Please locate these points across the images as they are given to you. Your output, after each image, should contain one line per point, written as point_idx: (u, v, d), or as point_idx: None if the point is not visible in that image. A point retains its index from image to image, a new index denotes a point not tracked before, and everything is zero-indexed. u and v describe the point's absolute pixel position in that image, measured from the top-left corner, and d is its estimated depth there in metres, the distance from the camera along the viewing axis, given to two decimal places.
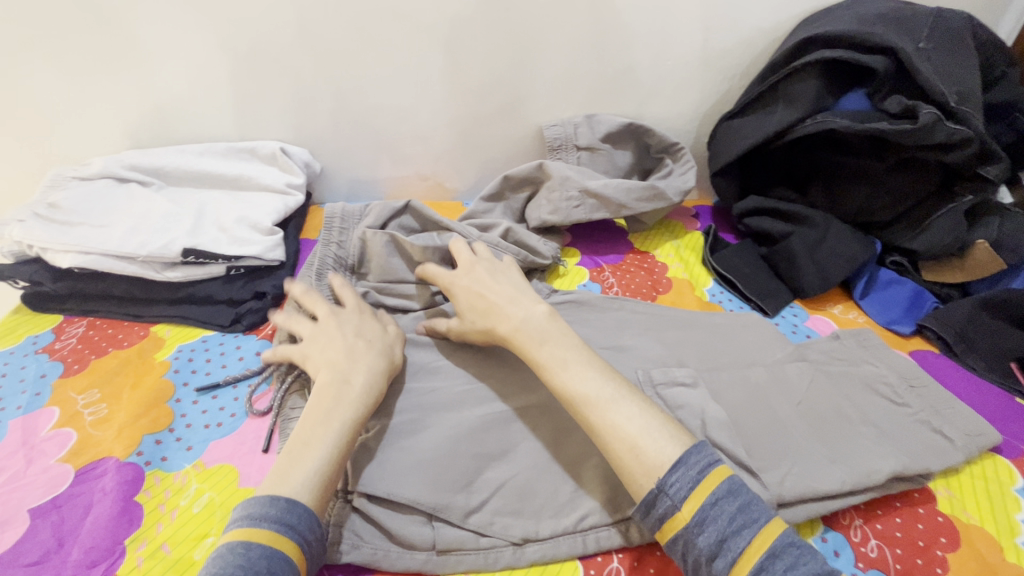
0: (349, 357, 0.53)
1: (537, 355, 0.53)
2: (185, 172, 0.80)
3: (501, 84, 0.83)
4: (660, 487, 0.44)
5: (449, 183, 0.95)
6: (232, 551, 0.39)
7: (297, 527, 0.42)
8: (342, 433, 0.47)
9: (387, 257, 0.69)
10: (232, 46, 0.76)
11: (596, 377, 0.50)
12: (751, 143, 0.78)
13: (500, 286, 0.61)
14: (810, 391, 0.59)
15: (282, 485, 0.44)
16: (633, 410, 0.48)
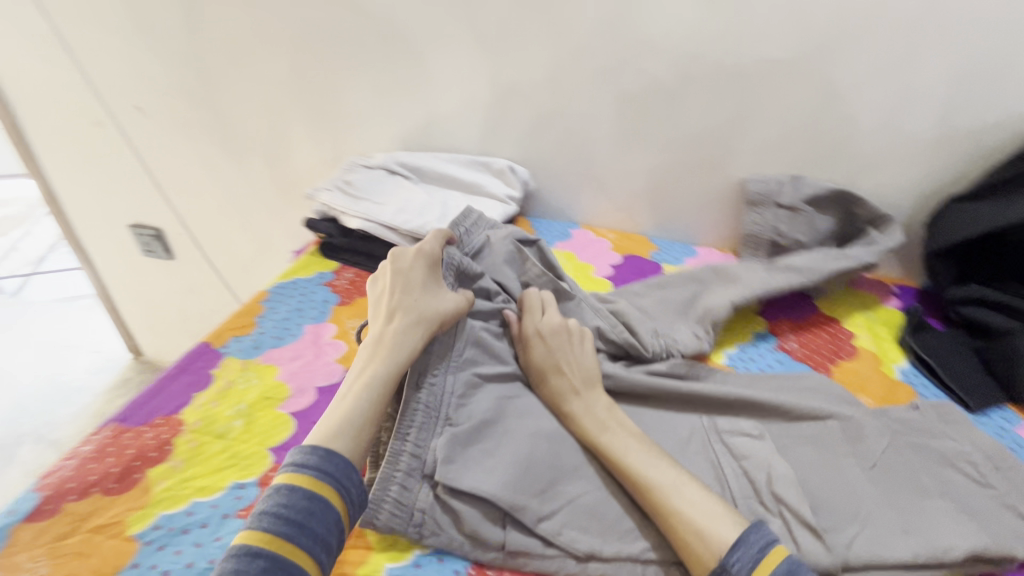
0: (407, 321, 0.61)
1: (598, 441, 0.58)
2: (436, 173, 1.01)
3: (713, 137, 0.90)
4: (720, 565, 0.47)
5: (639, 219, 1.03)
6: (279, 491, 0.46)
7: (328, 473, 0.48)
8: (375, 391, 0.55)
9: (502, 260, 0.77)
10: (497, 82, 0.96)
11: (662, 467, 0.55)
12: (984, 229, 0.76)
13: (577, 361, 0.65)
14: (887, 456, 0.60)
15: (335, 441, 0.50)
16: (697, 496, 0.52)
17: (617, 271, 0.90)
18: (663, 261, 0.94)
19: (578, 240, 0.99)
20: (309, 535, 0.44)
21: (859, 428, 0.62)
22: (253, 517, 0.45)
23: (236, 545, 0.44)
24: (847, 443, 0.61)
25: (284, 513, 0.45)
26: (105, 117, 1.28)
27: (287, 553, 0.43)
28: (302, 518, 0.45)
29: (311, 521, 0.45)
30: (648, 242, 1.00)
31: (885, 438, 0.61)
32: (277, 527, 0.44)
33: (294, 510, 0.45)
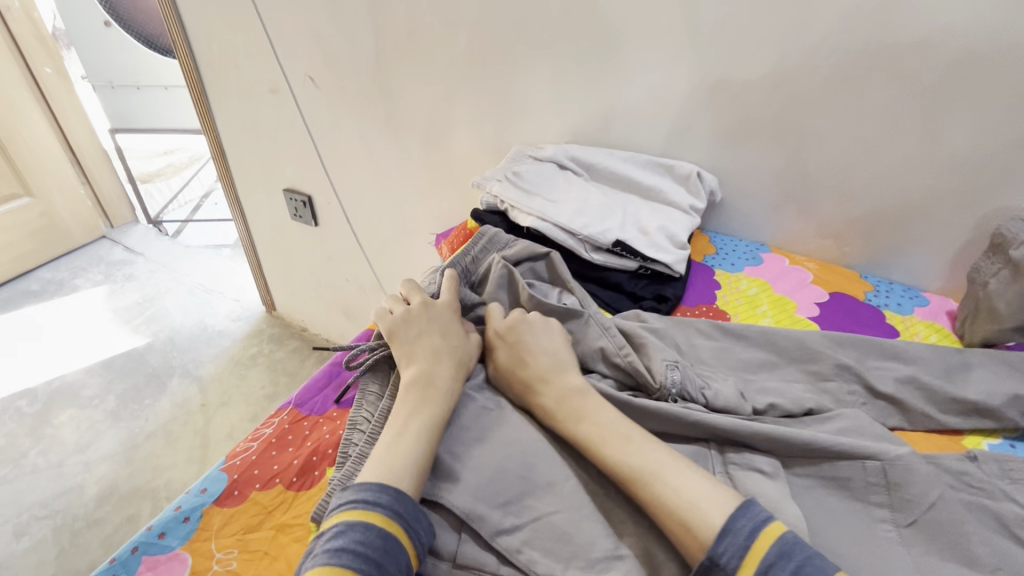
0: (437, 351, 0.58)
1: (579, 437, 0.51)
2: (611, 173, 0.92)
3: (981, 163, 0.72)
4: (711, 556, 0.41)
5: (847, 250, 0.87)
6: (355, 530, 0.41)
7: (402, 511, 0.44)
8: (430, 432, 0.50)
9: (500, 284, 0.69)
10: (700, 76, 0.84)
11: (644, 445, 0.50)
12: None
13: (542, 354, 0.59)
14: (932, 513, 0.48)
15: (391, 473, 0.46)
16: (690, 477, 0.47)
17: (825, 313, 0.75)
18: (884, 307, 0.77)
19: (771, 267, 0.85)
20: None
21: (915, 478, 0.50)
22: (319, 557, 0.40)
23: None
24: (886, 492, 0.50)
25: (364, 550, 0.40)
26: (281, 85, 1.33)
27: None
28: (382, 556, 0.41)
29: (391, 563, 0.41)
30: (861, 279, 0.83)
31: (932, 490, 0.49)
32: (356, 562, 0.40)
33: (374, 549, 0.41)
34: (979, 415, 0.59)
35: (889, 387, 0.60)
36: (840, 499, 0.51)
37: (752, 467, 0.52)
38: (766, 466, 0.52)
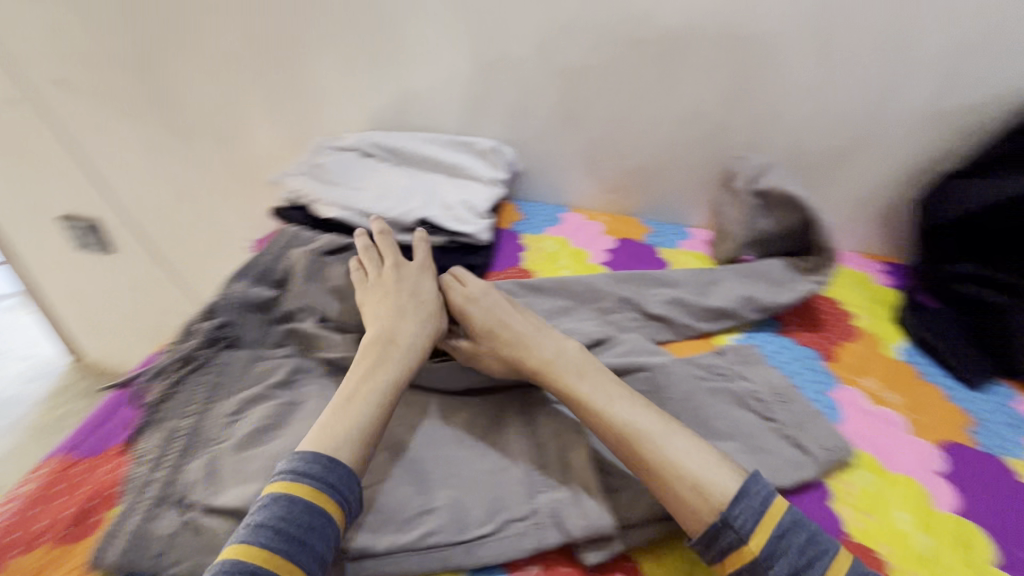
0: (403, 314, 0.62)
1: (579, 391, 0.53)
2: (415, 154, 0.93)
3: (707, 115, 0.87)
4: (723, 520, 0.43)
5: (630, 201, 1.00)
6: (276, 504, 0.43)
7: (333, 487, 0.45)
8: (380, 397, 0.53)
9: (307, 281, 0.66)
10: (478, 56, 0.89)
11: (643, 411, 0.51)
12: (976, 208, 0.74)
13: (522, 321, 0.62)
14: (688, 405, 0.59)
15: (334, 436, 0.48)
16: (689, 445, 0.48)
17: (614, 257, 0.86)
18: (658, 245, 0.91)
19: (570, 224, 0.95)
20: (312, 552, 0.42)
21: (674, 378, 0.61)
22: (245, 528, 0.43)
23: (224, 561, 0.41)
24: (653, 395, 0.60)
25: (282, 527, 0.42)
26: (21, 93, 1.12)
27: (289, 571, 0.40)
28: (304, 533, 0.42)
29: (314, 540, 0.42)
30: (640, 224, 0.97)
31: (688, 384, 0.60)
32: (275, 539, 0.42)
33: (296, 525, 0.42)
34: (724, 317, 0.73)
35: (659, 310, 0.72)
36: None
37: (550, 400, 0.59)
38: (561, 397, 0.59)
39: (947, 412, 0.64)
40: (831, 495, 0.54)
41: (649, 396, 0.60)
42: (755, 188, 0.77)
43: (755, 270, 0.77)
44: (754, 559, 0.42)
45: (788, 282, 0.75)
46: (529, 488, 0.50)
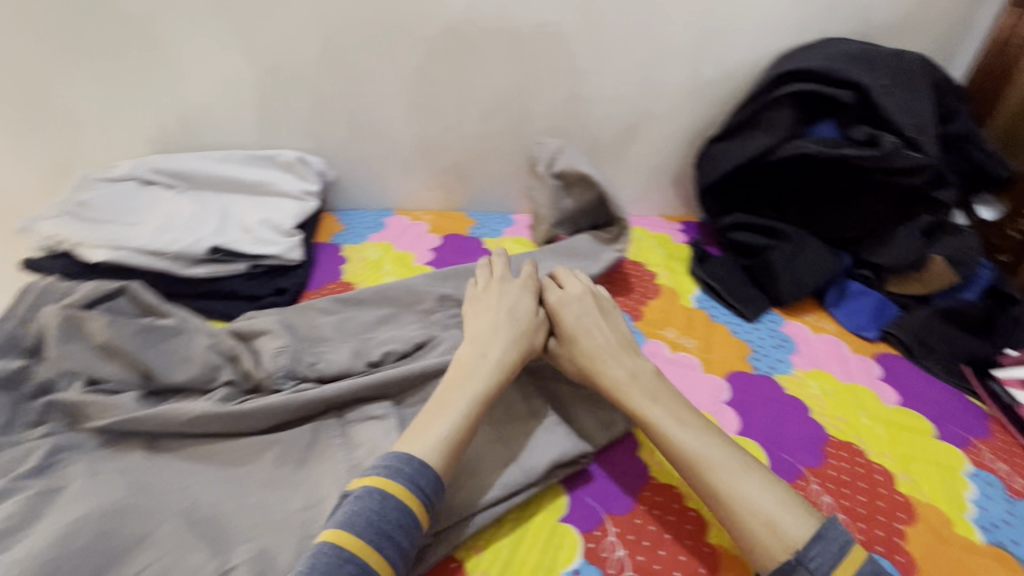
0: (493, 333, 0.57)
1: (720, 441, 0.49)
2: (207, 176, 0.84)
3: (505, 105, 0.91)
4: (797, 558, 0.42)
5: (453, 195, 1.01)
6: (371, 497, 0.43)
7: (422, 486, 0.45)
8: (474, 403, 0.51)
9: (61, 342, 0.56)
10: (260, 63, 0.84)
11: (717, 443, 0.49)
12: (732, 165, 0.85)
13: (606, 329, 0.60)
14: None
15: (412, 444, 0.48)
16: (758, 482, 0.46)
17: (438, 255, 0.86)
18: (483, 236, 0.93)
19: (394, 227, 0.94)
20: (397, 547, 0.42)
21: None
22: (339, 517, 0.43)
23: (318, 548, 0.41)
24: None
25: (377, 522, 0.42)
26: None
27: (376, 563, 0.41)
28: (391, 527, 0.42)
29: (400, 535, 0.43)
30: (466, 218, 0.99)
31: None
32: (368, 532, 0.42)
33: (388, 521, 0.43)
34: None
35: None
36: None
37: (368, 415, 0.57)
38: (379, 410, 0.57)
39: (731, 346, 0.73)
40: (637, 445, 0.57)
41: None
42: (554, 171, 0.82)
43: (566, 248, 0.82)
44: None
45: (593, 254, 0.81)
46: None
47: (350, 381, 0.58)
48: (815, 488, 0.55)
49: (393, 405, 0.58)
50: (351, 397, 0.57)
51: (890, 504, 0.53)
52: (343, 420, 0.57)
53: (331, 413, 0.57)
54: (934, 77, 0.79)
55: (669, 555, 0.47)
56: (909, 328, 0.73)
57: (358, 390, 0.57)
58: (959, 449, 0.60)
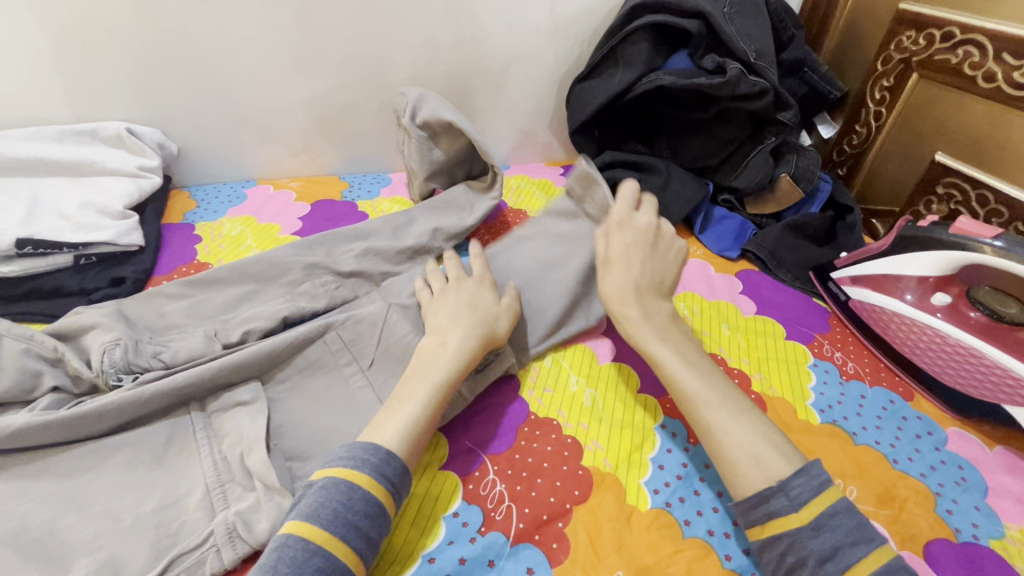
0: (452, 322, 0.54)
1: (721, 382, 0.49)
2: (9, 159, 0.72)
3: (361, 55, 0.84)
4: (778, 486, 0.41)
5: (322, 158, 0.94)
6: (336, 488, 0.41)
7: (389, 475, 0.43)
8: (433, 393, 0.48)
9: None
10: (53, 17, 0.71)
11: (717, 385, 0.49)
12: (599, 103, 0.86)
13: (653, 263, 0.58)
14: (382, 346, 0.57)
15: (373, 435, 0.45)
16: (749, 423, 0.46)
17: (305, 224, 0.81)
18: (357, 199, 0.88)
19: (256, 199, 0.86)
20: (365, 538, 0.40)
21: (364, 326, 0.59)
22: (302, 509, 0.40)
23: (280, 543, 0.39)
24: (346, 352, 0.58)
25: (345, 515, 0.40)
26: None
27: (344, 556, 0.38)
28: (359, 518, 0.40)
29: (367, 526, 0.40)
30: (339, 181, 0.93)
31: (378, 327, 0.59)
32: (334, 524, 0.39)
33: (354, 512, 0.40)
34: (420, 255, 0.74)
35: (351, 266, 0.69)
36: (318, 380, 0.56)
37: (232, 402, 0.52)
38: (246, 395, 0.52)
39: None
40: (519, 385, 0.58)
41: (343, 353, 0.57)
42: (417, 120, 0.78)
43: (441, 204, 0.80)
44: (796, 527, 0.40)
45: (470, 205, 0.80)
46: (207, 509, 0.44)
47: (203, 364, 0.52)
48: None
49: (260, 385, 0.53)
50: (209, 385, 0.52)
51: None
52: (205, 412, 0.52)
53: (191, 405, 0.52)
54: (769, 3, 0.82)
55: (546, 482, 0.48)
56: (765, 243, 0.78)
57: (216, 376, 0.52)
58: (805, 346, 0.66)
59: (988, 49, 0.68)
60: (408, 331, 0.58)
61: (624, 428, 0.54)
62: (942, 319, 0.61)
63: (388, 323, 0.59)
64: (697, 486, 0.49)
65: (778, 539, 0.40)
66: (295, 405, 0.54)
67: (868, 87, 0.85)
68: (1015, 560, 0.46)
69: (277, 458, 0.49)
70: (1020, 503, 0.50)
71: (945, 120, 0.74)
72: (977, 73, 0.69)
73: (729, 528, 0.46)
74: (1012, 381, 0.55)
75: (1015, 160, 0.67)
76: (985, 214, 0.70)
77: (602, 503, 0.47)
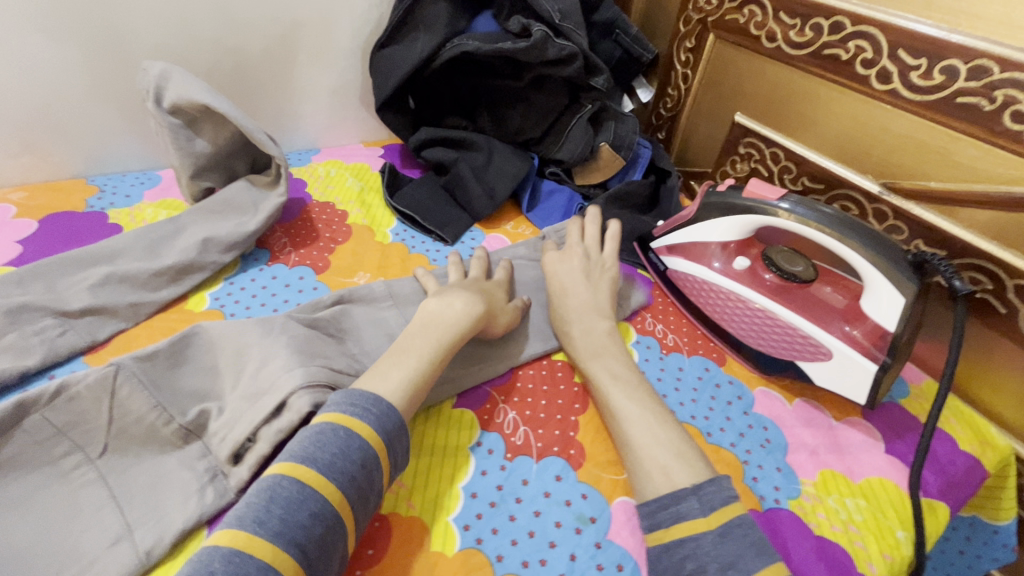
0: (460, 289, 0.54)
1: (646, 394, 0.50)
2: None
3: (81, 17, 0.65)
4: (690, 488, 0.42)
5: (55, 158, 0.72)
6: (335, 434, 0.38)
7: (389, 427, 0.41)
8: (438, 351, 0.47)
9: None
10: None
11: (644, 396, 0.50)
12: (403, 73, 0.75)
13: (584, 284, 0.60)
14: (116, 429, 0.43)
15: (374, 384, 0.43)
16: (665, 431, 0.46)
17: (27, 248, 0.62)
18: (108, 207, 0.70)
19: None
20: (359, 490, 0.37)
21: (86, 403, 0.43)
22: (296, 451, 0.38)
23: (270, 484, 0.36)
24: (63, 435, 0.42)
25: (343, 463, 0.37)
26: None
27: (334, 502, 0.36)
28: (355, 469, 0.38)
29: (361, 478, 0.38)
30: (84, 186, 0.73)
31: (105, 402, 0.44)
32: (333, 470, 0.37)
33: (351, 461, 0.38)
34: (188, 274, 0.60)
35: (83, 302, 0.54)
36: (14, 480, 0.40)
37: None
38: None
39: (405, 261, 0.69)
40: None
41: (59, 440, 0.42)
42: (164, 106, 0.61)
43: (210, 208, 0.65)
44: (702, 531, 0.39)
45: (253, 205, 0.66)
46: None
47: None
48: (502, 407, 0.53)
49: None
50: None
51: (568, 398, 0.55)
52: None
53: None
54: None
55: None
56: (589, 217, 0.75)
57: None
58: (628, 322, 0.64)
59: (767, 8, 0.69)
60: (149, 407, 0.44)
61: (433, 456, 0.47)
62: (744, 285, 0.62)
63: (119, 396, 0.44)
64: (513, 509, 0.45)
65: (681, 544, 0.39)
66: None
67: (674, 49, 0.85)
68: (810, 517, 0.47)
69: None
70: (813, 456, 0.52)
71: (741, 81, 0.75)
72: (761, 33, 0.70)
73: (545, 553, 0.43)
74: (801, 339, 0.57)
75: (797, 119, 0.69)
76: (777, 171, 0.73)
77: (402, 560, 0.41)
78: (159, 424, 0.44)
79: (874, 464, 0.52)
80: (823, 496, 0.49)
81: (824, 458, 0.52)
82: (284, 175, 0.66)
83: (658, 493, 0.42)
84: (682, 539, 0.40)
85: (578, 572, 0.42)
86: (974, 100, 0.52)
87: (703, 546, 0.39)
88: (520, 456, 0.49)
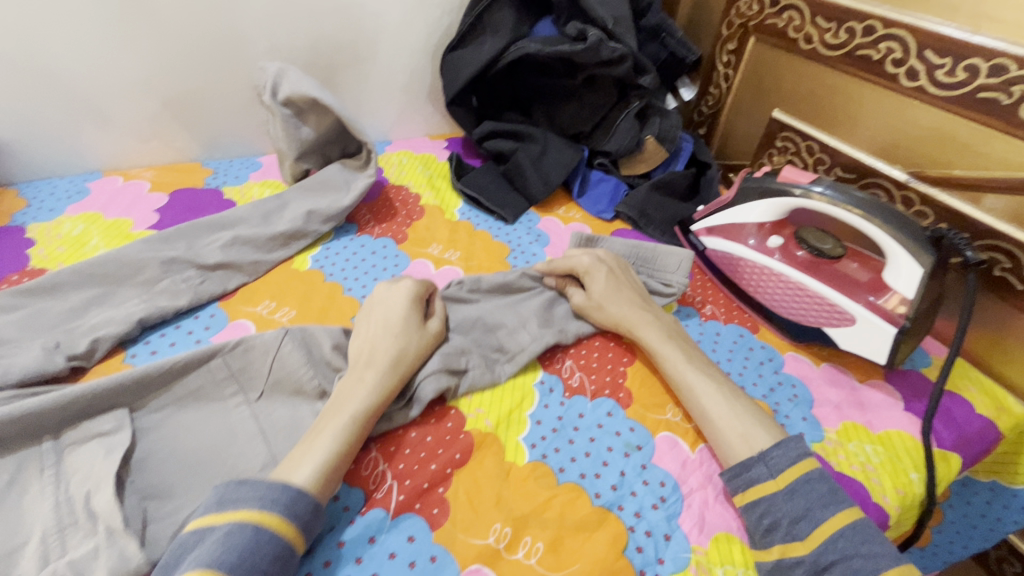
0: (370, 357, 0.52)
1: (712, 375, 0.56)
2: None
3: (208, 26, 0.77)
4: (757, 457, 0.48)
5: (178, 143, 0.86)
6: (241, 532, 0.38)
7: (301, 512, 0.41)
8: (353, 424, 0.47)
9: None
10: None
11: (713, 376, 0.55)
12: (470, 72, 0.85)
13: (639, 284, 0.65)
14: (273, 378, 0.54)
15: (286, 471, 0.43)
16: (735, 407, 0.52)
17: (163, 215, 0.75)
18: (222, 185, 0.83)
19: (101, 192, 0.78)
20: None
21: (256, 354, 0.54)
22: (200, 557, 0.37)
23: None
24: (232, 374, 0.54)
25: (251, 560, 0.37)
26: None
27: None
28: (266, 562, 0.38)
29: (274, 569, 0.38)
30: (201, 167, 0.86)
31: (270, 355, 0.54)
32: (240, 571, 0.36)
33: (261, 555, 0.38)
34: (295, 239, 0.71)
35: (216, 257, 0.65)
36: (197, 409, 0.52)
37: (92, 434, 0.47)
38: (108, 424, 0.48)
39: (475, 237, 0.79)
40: None
41: (229, 381, 0.53)
42: (279, 98, 0.73)
43: (313, 189, 0.76)
44: (773, 492, 0.46)
45: (347, 184, 0.78)
46: (40, 560, 0.40)
47: (68, 390, 0.48)
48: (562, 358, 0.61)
49: (127, 412, 0.49)
50: (67, 413, 0.47)
51: (617, 352, 0.62)
52: (59, 443, 0.47)
53: (34, 439, 0.46)
54: None
55: (428, 452, 0.50)
56: (633, 204, 0.83)
57: (73, 403, 0.47)
58: None
59: (804, 13, 0.75)
60: (301, 364, 0.54)
61: (506, 390, 0.57)
62: (779, 260, 0.68)
63: (282, 352, 0.54)
64: (571, 435, 0.53)
65: (757, 503, 0.46)
66: (169, 435, 0.50)
67: (717, 52, 0.92)
68: (830, 457, 0.54)
69: (130, 497, 0.45)
70: (837, 409, 0.59)
71: (779, 81, 0.82)
72: (798, 36, 0.77)
73: (599, 469, 0.51)
74: (830, 309, 0.63)
75: (836, 116, 0.75)
76: (813, 163, 0.79)
77: (482, 466, 0.50)
78: (306, 379, 0.54)
79: (892, 419, 0.58)
80: (843, 442, 0.56)
81: (847, 412, 0.59)
82: (374, 159, 0.77)
83: (739, 457, 0.49)
84: (757, 500, 0.47)
85: (627, 485, 0.50)
86: (993, 95, 0.58)
87: (776, 503, 0.46)
88: (576, 395, 0.57)
